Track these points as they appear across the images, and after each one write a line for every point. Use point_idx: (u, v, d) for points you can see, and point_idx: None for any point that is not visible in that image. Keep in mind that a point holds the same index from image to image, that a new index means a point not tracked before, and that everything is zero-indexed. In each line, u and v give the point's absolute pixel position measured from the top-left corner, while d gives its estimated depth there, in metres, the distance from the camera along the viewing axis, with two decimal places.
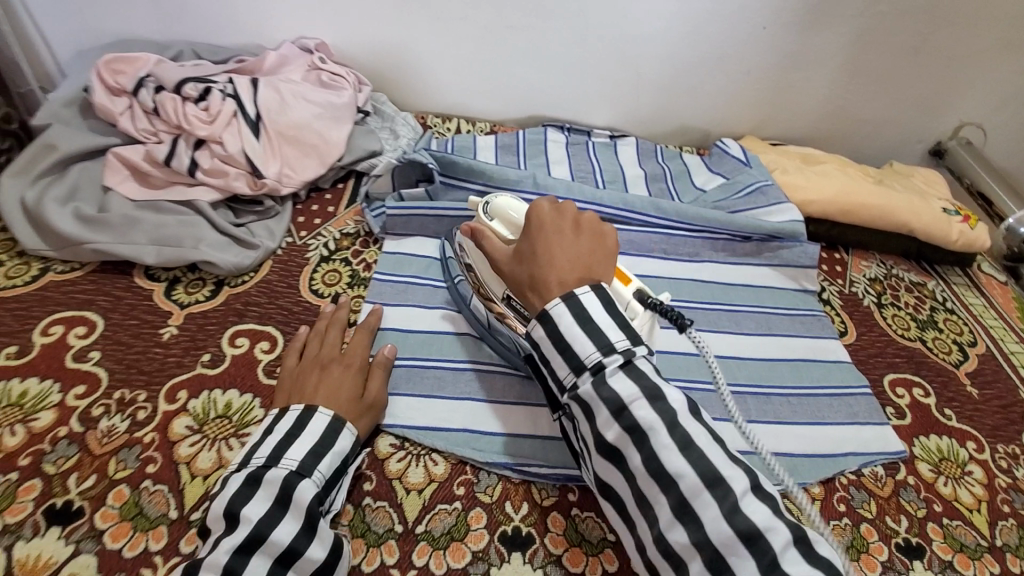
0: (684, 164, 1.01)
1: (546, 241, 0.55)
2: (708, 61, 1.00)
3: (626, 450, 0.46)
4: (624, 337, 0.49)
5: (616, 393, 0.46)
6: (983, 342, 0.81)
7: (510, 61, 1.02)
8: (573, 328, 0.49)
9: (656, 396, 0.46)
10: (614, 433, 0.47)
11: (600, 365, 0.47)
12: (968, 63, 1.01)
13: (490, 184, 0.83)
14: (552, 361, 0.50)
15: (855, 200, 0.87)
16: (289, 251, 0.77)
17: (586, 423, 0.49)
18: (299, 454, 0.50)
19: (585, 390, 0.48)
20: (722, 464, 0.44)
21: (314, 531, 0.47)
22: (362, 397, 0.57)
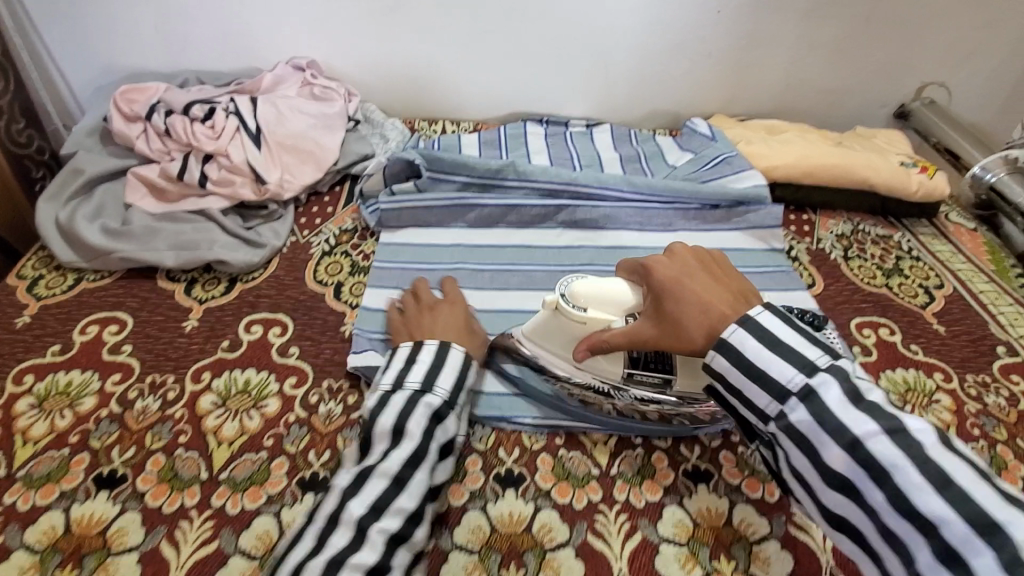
0: (657, 145, 1.08)
1: (688, 289, 0.56)
2: (673, 46, 1.07)
3: (863, 484, 0.44)
4: (825, 355, 0.49)
5: (832, 413, 0.46)
6: (950, 285, 0.85)
7: (489, 62, 1.09)
8: (767, 354, 0.49)
9: (894, 424, 0.44)
10: (841, 463, 0.45)
11: (809, 388, 0.47)
12: (919, 25, 1.06)
13: (474, 175, 0.91)
14: (747, 392, 0.50)
15: (815, 163, 0.92)
16: (293, 249, 0.85)
17: (800, 455, 0.47)
18: (447, 383, 0.60)
19: (796, 418, 0.47)
20: (992, 503, 0.40)
21: (446, 456, 0.56)
22: (469, 328, 0.69)
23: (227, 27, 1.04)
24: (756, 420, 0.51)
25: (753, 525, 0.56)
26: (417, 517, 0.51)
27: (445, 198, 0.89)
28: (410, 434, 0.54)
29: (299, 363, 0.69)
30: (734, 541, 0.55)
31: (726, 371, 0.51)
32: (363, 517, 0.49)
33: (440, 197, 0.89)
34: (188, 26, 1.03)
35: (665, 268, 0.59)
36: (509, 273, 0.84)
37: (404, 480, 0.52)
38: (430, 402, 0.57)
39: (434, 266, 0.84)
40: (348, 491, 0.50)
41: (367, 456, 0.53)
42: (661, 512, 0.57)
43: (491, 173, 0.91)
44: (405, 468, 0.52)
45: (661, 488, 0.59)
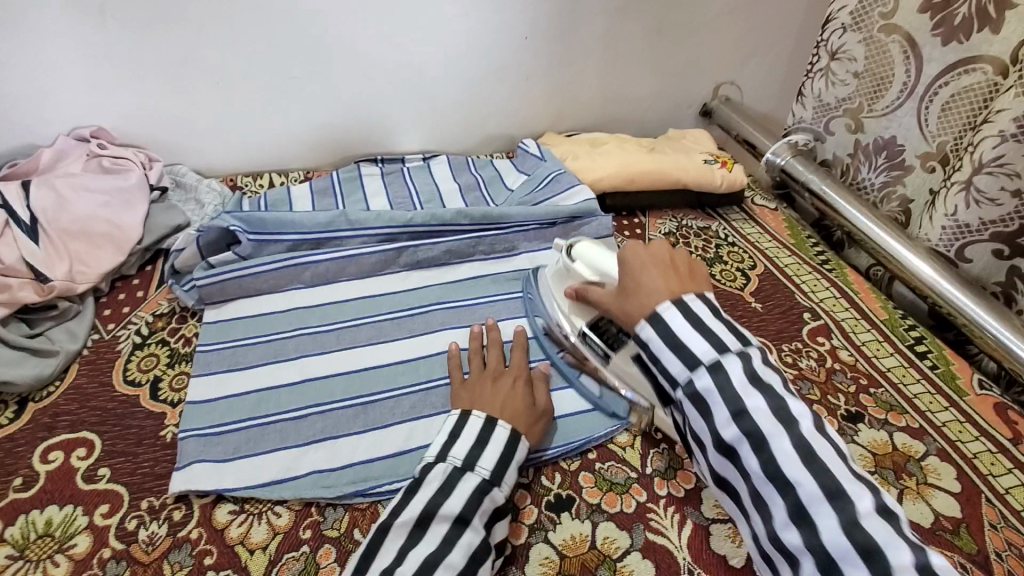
0: (494, 170, 1.10)
1: (641, 274, 0.61)
2: (491, 74, 1.10)
3: (744, 451, 0.50)
4: (739, 340, 0.53)
5: (734, 388, 0.51)
6: (761, 264, 0.94)
7: (309, 108, 1.05)
8: (690, 332, 0.54)
9: (780, 404, 0.49)
10: (731, 434, 0.50)
11: (718, 362, 0.52)
12: (703, 33, 1.18)
13: (303, 233, 0.85)
14: (664, 360, 0.54)
15: (633, 171, 0.99)
16: (97, 348, 0.74)
17: (698, 418, 0.52)
18: (491, 462, 0.58)
19: (701, 385, 0.52)
20: (846, 479, 0.47)
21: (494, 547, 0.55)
22: (536, 404, 0.66)
23: None
24: (666, 387, 0.55)
25: (616, 542, 0.58)
26: None
27: (274, 261, 0.82)
28: (445, 513, 0.53)
29: (112, 485, 0.60)
30: (600, 564, 0.56)
31: (648, 340, 0.56)
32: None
33: (268, 261, 0.82)
34: None
35: (637, 259, 0.63)
36: (356, 326, 0.79)
37: (434, 566, 0.49)
38: (495, 495, 0.56)
39: (273, 336, 0.77)
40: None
41: (432, 549, 0.50)
42: (528, 553, 0.57)
43: (322, 228, 0.86)
44: (467, 570, 0.50)
45: (526, 528, 0.59)
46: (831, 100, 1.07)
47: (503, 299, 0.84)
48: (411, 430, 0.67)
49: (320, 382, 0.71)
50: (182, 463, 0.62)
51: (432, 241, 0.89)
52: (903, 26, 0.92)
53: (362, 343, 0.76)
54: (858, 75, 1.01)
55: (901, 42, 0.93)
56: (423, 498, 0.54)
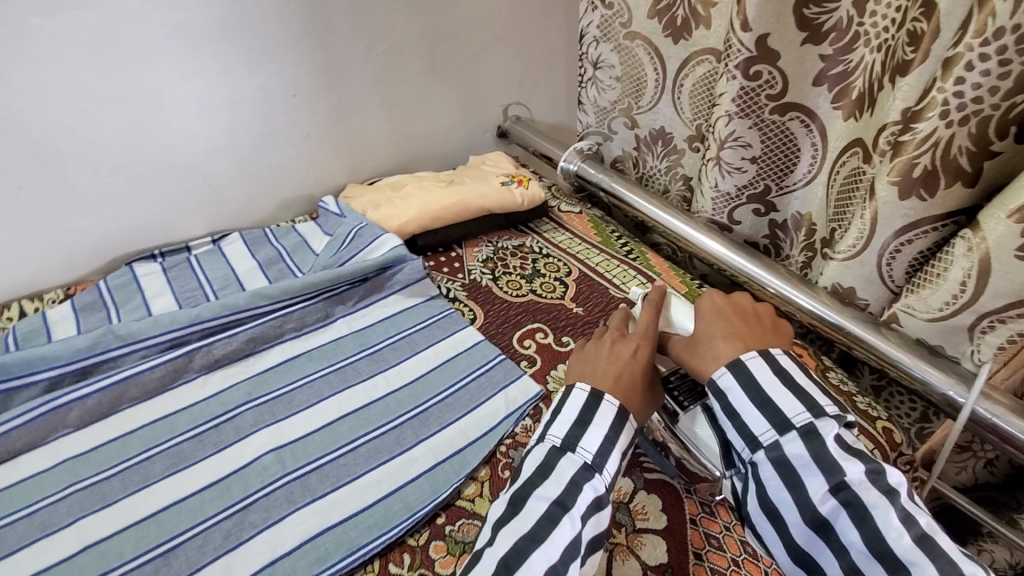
0: (297, 236, 1.03)
1: (714, 327, 0.62)
2: (266, 140, 1.03)
3: (840, 525, 0.48)
4: (834, 405, 0.53)
5: (834, 458, 0.49)
6: (575, 268, 0.99)
7: (50, 217, 0.90)
8: (773, 388, 0.54)
9: (877, 469, 0.49)
10: (827, 505, 0.48)
11: (811, 429, 0.51)
12: (476, 62, 1.22)
13: (62, 366, 0.73)
14: (746, 416, 0.54)
15: (437, 208, 0.99)
16: None
17: (786, 488, 0.50)
18: (594, 443, 0.54)
19: (791, 451, 0.51)
20: (959, 559, 0.45)
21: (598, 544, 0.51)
22: (650, 375, 0.63)
23: None
24: (744, 447, 0.54)
25: None
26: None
27: (27, 409, 0.69)
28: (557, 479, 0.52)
29: None
30: None
31: (727, 390, 0.56)
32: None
33: (20, 411, 0.69)
34: None
35: (712, 313, 0.64)
36: (147, 458, 0.67)
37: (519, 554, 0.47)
38: (599, 482, 0.52)
39: (37, 505, 0.63)
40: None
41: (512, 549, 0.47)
42: None
43: (85, 353, 0.74)
44: (563, 562, 0.47)
45: None
46: (607, 104, 1.16)
47: (323, 375, 0.78)
48: (232, 562, 0.58)
49: (107, 544, 0.59)
50: None
51: (229, 333, 0.80)
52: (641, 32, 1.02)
53: (157, 479, 0.65)
54: (619, 79, 1.11)
55: (645, 47, 1.03)
56: (524, 474, 0.53)
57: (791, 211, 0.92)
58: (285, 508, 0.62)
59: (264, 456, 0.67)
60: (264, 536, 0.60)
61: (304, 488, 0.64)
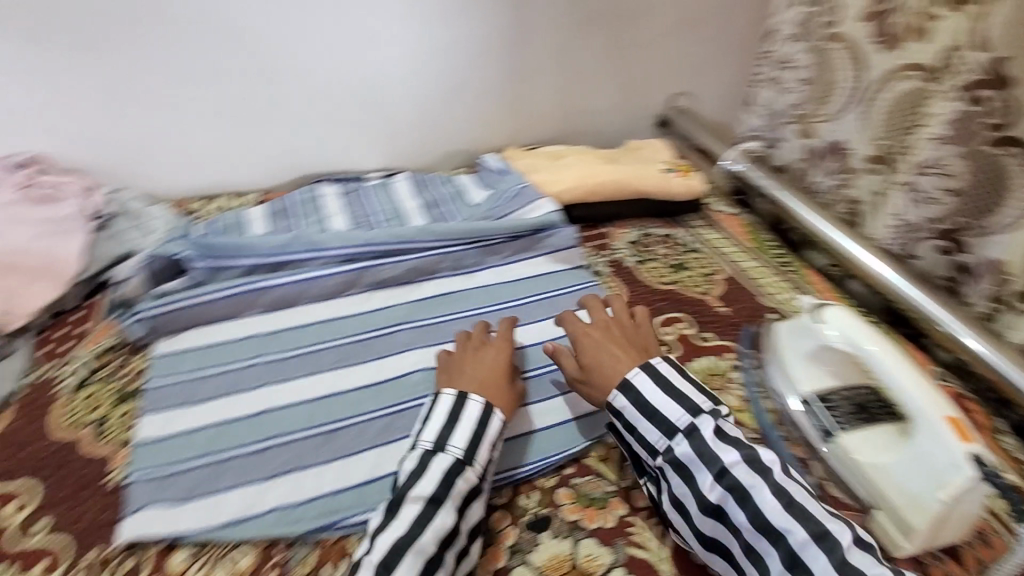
0: (459, 186, 1.09)
1: (591, 350, 0.68)
2: (449, 90, 1.09)
3: (728, 508, 0.55)
4: (709, 401, 0.61)
5: (710, 448, 0.57)
6: (725, 269, 0.97)
7: (263, 127, 1.02)
8: (660, 398, 0.61)
9: (751, 450, 0.57)
10: (714, 491, 0.56)
11: (693, 428, 0.58)
12: (654, 47, 1.21)
13: (261, 257, 0.83)
14: (640, 428, 0.61)
15: (596, 182, 1.00)
16: (34, 390, 0.68)
17: (683, 484, 0.57)
18: (485, 451, 0.59)
19: (680, 451, 0.58)
20: (828, 519, 0.52)
21: (473, 537, 0.55)
22: (511, 386, 0.67)
23: None
24: (647, 455, 0.60)
25: (598, 559, 0.57)
26: (447, 541, 0.52)
27: (230, 286, 0.79)
28: (428, 477, 0.55)
29: (56, 539, 0.55)
30: None
31: (622, 408, 0.62)
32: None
33: (223, 287, 0.78)
34: None
35: (594, 334, 0.70)
36: (319, 350, 0.76)
37: (428, 518, 0.52)
38: (470, 474, 0.56)
39: (230, 366, 0.73)
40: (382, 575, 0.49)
41: (406, 530, 0.52)
42: None
43: (278, 251, 0.83)
44: (438, 551, 0.51)
45: (503, 552, 0.57)
46: (781, 108, 1.11)
47: (471, 316, 0.83)
48: (382, 456, 0.64)
49: (282, 412, 0.68)
50: (126, 512, 0.57)
51: (397, 260, 0.87)
52: (850, 34, 0.96)
53: (324, 368, 0.73)
54: (807, 82, 1.05)
55: (846, 51, 0.97)
56: (400, 480, 0.56)
57: (986, 255, 0.80)
58: None
59: (415, 373, 0.73)
60: (411, 442, 0.65)
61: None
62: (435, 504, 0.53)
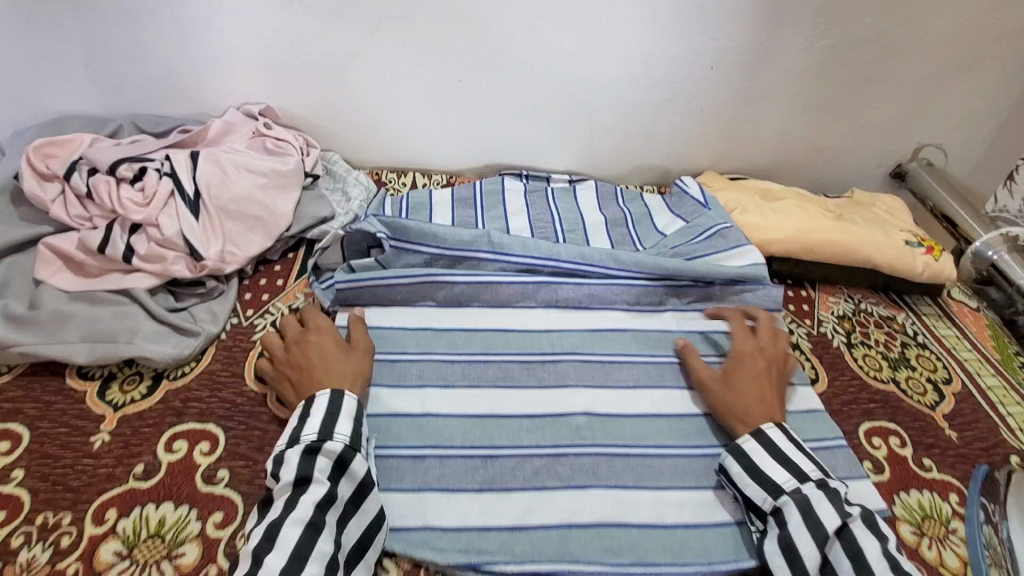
0: (645, 206, 1.00)
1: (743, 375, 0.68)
2: (663, 102, 1.00)
3: (838, 557, 0.52)
4: (817, 470, 0.59)
5: (841, 503, 0.54)
6: (958, 380, 0.79)
7: (466, 113, 1.00)
8: (794, 449, 0.60)
9: (872, 518, 0.54)
10: (832, 538, 0.53)
11: (823, 480, 0.57)
12: (921, 86, 1.01)
13: (442, 248, 0.81)
14: (768, 468, 0.59)
15: (816, 238, 0.87)
16: (234, 334, 0.73)
17: (804, 525, 0.54)
18: (346, 429, 0.57)
19: (811, 493, 0.55)
20: None
21: (368, 495, 0.55)
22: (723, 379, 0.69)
23: (172, 70, 0.92)
24: (766, 496, 0.57)
25: None
26: (325, 505, 0.52)
27: (411, 273, 0.78)
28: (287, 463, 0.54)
29: (230, 494, 0.57)
30: None
31: (751, 449, 0.61)
32: (283, 571, 0.48)
33: (406, 273, 0.78)
34: (125, 61, 0.91)
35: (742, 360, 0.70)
36: (484, 362, 0.73)
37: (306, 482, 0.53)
38: (326, 450, 0.55)
39: (399, 356, 0.73)
40: (261, 549, 0.49)
41: (279, 515, 0.51)
42: None
43: (462, 246, 0.81)
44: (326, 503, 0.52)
45: None
46: None
47: (644, 362, 0.76)
48: (536, 502, 0.60)
49: (441, 422, 0.66)
50: None
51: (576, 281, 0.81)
52: None
53: (486, 383, 0.71)
54: None
55: None
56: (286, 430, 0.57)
57: None
58: (589, 479, 0.62)
59: (577, 415, 0.68)
60: (566, 494, 0.61)
61: (609, 470, 0.63)
62: (298, 488, 0.53)
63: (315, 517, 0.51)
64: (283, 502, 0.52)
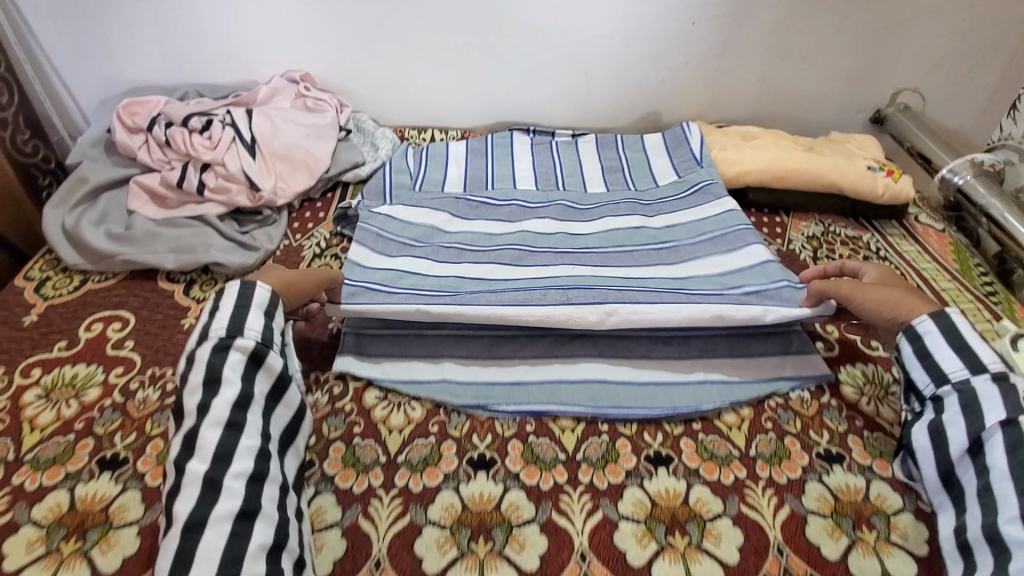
0: (643, 152, 1.08)
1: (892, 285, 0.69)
2: (650, 58, 1.12)
3: (992, 448, 0.55)
4: (999, 364, 0.59)
5: (1020, 402, 0.55)
6: (913, 282, 0.89)
7: (477, 74, 1.14)
8: (976, 339, 0.61)
9: None
10: (993, 429, 0.55)
11: (1005, 373, 0.58)
12: (888, 33, 1.10)
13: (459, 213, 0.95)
14: (940, 357, 0.61)
15: (785, 167, 0.98)
16: (287, 252, 0.89)
17: (964, 414, 0.58)
18: (258, 326, 0.59)
19: (981, 387, 0.58)
20: None
21: (280, 389, 0.60)
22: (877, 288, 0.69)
23: (229, 45, 1.09)
24: (929, 381, 0.62)
25: (708, 504, 0.60)
26: (244, 403, 0.55)
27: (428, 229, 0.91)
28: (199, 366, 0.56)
29: None
30: (690, 519, 0.59)
31: (927, 333, 0.62)
32: (207, 472, 0.50)
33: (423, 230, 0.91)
34: (190, 38, 1.08)
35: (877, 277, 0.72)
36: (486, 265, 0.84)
37: (220, 384, 0.55)
38: (240, 346, 0.57)
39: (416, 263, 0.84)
40: (183, 457, 0.51)
41: (196, 419, 0.53)
42: (622, 492, 0.61)
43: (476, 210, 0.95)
44: (243, 400, 0.55)
45: (623, 471, 0.63)
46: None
47: None
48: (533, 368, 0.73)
49: None
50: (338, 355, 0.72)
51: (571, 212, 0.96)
52: None
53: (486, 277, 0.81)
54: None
55: None
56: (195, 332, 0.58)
57: None
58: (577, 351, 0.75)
59: None
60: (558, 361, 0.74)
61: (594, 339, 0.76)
62: (210, 389, 0.54)
63: (236, 417, 0.54)
64: (197, 404, 0.54)
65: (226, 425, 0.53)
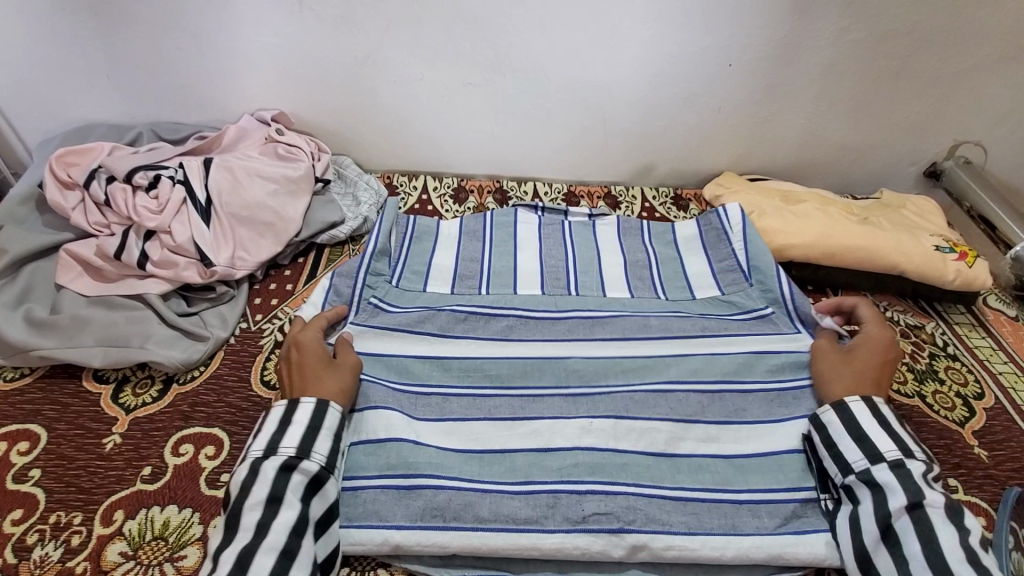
0: (673, 245, 0.91)
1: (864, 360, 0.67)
2: (677, 102, 0.97)
3: (906, 537, 0.51)
4: (895, 450, 0.57)
5: (917, 484, 0.53)
6: (990, 393, 0.74)
7: (476, 117, 1.00)
8: (876, 428, 0.59)
9: (954, 507, 0.51)
10: (899, 514, 0.52)
11: (901, 461, 0.55)
12: (958, 80, 0.95)
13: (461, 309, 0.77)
14: (842, 445, 0.59)
15: (836, 243, 0.83)
16: (243, 338, 0.75)
17: (873, 503, 0.54)
18: (325, 448, 0.56)
19: (881, 475, 0.55)
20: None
21: (330, 519, 0.55)
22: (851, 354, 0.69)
23: (190, 80, 0.95)
24: (838, 471, 0.58)
25: None
26: (300, 530, 0.51)
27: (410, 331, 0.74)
28: (262, 481, 0.52)
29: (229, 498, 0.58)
30: None
31: (830, 423, 0.61)
32: None
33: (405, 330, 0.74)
34: (144, 71, 0.93)
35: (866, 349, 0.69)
36: (488, 398, 0.68)
37: (279, 504, 0.51)
38: (308, 467, 0.54)
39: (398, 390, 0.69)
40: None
41: (251, 538, 0.49)
42: None
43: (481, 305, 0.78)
44: (304, 521, 0.51)
45: None
46: None
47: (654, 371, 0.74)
48: None
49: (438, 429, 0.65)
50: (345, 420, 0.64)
51: (588, 303, 0.81)
52: None
53: (485, 416, 0.66)
54: None
55: None
56: (264, 439, 0.55)
57: None
58: None
59: (581, 422, 0.66)
60: None
61: (604, 468, 0.61)
62: (270, 509, 0.51)
63: (291, 543, 0.50)
64: (256, 524, 0.50)
65: (280, 553, 0.49)
